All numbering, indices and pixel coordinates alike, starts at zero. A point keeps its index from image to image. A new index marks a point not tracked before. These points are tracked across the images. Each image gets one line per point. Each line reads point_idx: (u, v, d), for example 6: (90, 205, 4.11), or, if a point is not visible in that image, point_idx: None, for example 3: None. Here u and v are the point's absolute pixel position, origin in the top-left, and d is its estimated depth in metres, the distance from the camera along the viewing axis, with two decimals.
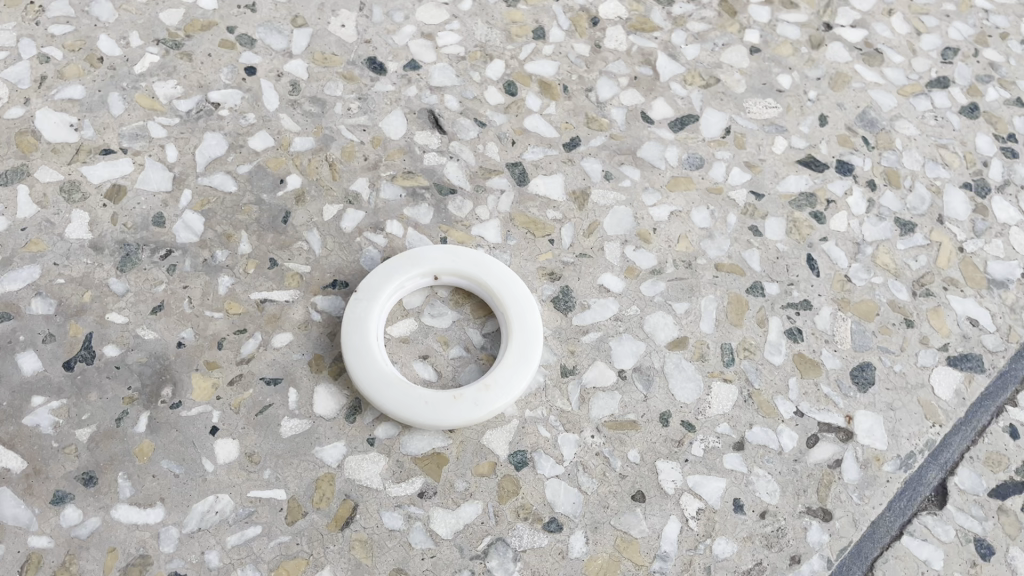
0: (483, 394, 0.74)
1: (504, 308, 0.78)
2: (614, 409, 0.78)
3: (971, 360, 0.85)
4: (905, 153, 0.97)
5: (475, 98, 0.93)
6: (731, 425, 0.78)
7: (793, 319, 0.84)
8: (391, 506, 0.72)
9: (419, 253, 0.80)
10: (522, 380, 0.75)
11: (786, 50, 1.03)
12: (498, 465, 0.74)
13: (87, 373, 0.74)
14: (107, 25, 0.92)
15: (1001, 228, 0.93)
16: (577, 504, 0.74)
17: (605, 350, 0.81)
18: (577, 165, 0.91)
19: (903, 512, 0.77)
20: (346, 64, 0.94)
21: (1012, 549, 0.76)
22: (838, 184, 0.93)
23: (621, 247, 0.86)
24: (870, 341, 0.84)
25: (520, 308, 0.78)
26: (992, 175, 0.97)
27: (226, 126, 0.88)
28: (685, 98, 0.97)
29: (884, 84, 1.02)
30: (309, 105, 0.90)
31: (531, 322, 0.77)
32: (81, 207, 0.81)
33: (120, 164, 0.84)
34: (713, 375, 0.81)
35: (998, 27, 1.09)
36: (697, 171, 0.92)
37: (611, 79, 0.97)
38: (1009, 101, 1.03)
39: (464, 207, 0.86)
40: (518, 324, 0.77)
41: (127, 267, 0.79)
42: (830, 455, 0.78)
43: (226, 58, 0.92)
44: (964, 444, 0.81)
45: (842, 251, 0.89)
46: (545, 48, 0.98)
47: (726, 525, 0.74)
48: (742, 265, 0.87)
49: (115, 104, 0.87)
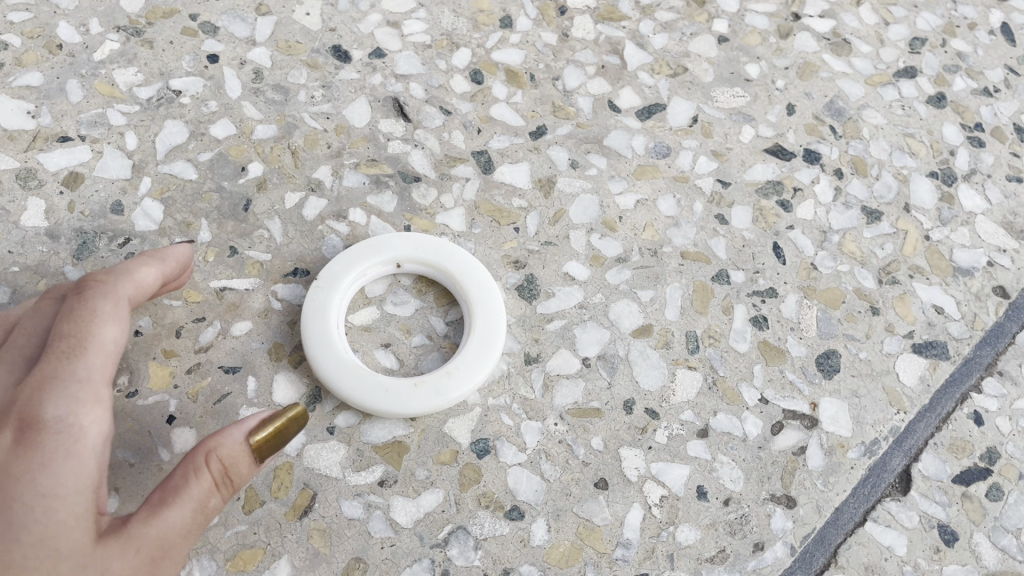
0: (444, 381, 0.73)
1: (467, 295, 0.77)
2: (578, 397, 0.78)
3: (936, 347, 0.85)
4: (872, 142, 0.97)
5: (441, 86, 0.93)
6: (695, 412, 0.78)
7: (759, 306, 0.84)
8: (350, 495, 0.71)
9: (382, 241, 0.79)
10: (484, 367, 0.74)
11: (754, 40, 1.02)
12: (460, 453, 0.73)
13: None
14: (67, 12, 0.91)
15: (967, 216, 0.93)
16: (539, 492, 0.73)
17: (569, 338, 0.80)
18: (543, 153, 0.90)
19: (867, 498, 0.76)
20: (310, 52, 0.93)
21: (975, 535, 0.76)
22: (805, 172, 0.93)
23: (587, 235, 0.86)
24: (836, 328, 0.84)
25: (483, 294, 0.77)
26: (959, 164, 0.97)
27: (187, 114, 0.86)
28: (653, 87, 0.96)
29: (852, 73, 1.02)
30: (272, 93, 0.89)
31: (494, 309, 0.76)
32: (37, 195, 0.80)
33: (77, 151, 0.83)
34: (677, 362, 0.80)
35: (967, 17, 1.09)
36: (663, 159, 0.92)
37: (579, 68, 0.97)
38: (977, 90, 1.03)
39: (428, 195, 0.86)
40: (481, 312, 0.76)
41: (83, 255, 0.78)
42: (795, 442, 0.78)
43: (188, 46, 0.91)
44: (928, 430, 0.80)
45: (809, 239, 0.89)
46: (512, 37, 0.97)
47: (690, 512, 0.74)
48: (708, 253, 0.87)
49: (74, 91, 0.86)
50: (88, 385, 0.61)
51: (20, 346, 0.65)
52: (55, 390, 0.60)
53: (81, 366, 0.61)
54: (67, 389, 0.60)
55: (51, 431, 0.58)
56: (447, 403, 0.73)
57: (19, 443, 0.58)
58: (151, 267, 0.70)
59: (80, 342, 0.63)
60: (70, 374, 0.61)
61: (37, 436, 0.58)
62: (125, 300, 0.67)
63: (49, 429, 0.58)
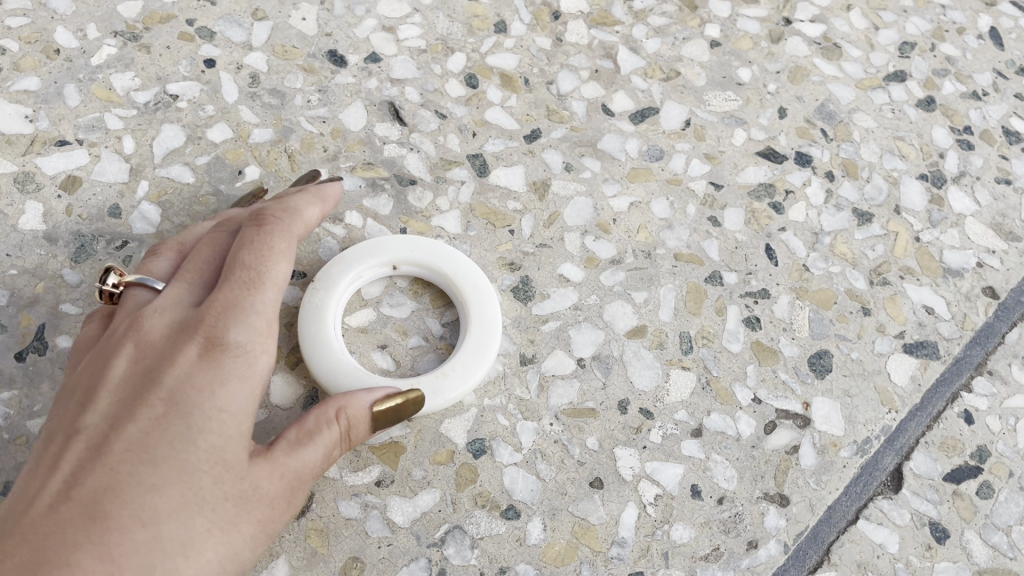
0: (441, 382, 0.73)
1: (463, 297, 0.78)
2: (573, 397, 0.78)
3: (927, 347, 0.86)
4: (863, 145, 0.98)
5: (436, 91, 0.94)
6: (689, 412, 0.79)
7: (751, 308, 0.85)
8: (347, 495, 0.71)
9: (379, 244, 0.79)
10: (480, 368, 0.74)
11: (745, 44, 1.03)
12: (456, 453, 0.74)
13: (39, 364, 0.73)
14: (64, 17, 0.91)
15: (957, 218, 0.94)
16: (535, 491, 0.74)
17: (564, 339, 0.81)
18: (537, 157, 0.91)
19: (859, 497, 0.77)
20: (306, 56, 0.94)
21: (966, 532, 0.77)
22: (797, 175, 0.94)
23: (581, 237, 0.87)
24: (827, 329, 0.85)
25: (479, 296, 0.77)
26: (949, 166, 0.98)
27: (184, 118, 0.87)
28: (645, 91, 0.97)
29: (842, 77, 1.03)
30: (268, 97, 0.90)
31: (489, 310, 0.77)
32: (35, 198, 0.81)
33: (75, 155, 0.83)
34: (671, 362, 0.81)
35: (956, 22, 1.10)
36: (656, 163, 0.92)
37: (572, 72, 0.98)
38: (965, 94, 1.04)
39: (424, 198, 0.87)
40: (475, 313, 0.77)
41: (81, 258, 0.78)
42: (787, 441, 0.79)
43: (185, 50, 0.91)
44: (919, 429, 0.81)
45: (801, 241, 0.90)
46: (506, 41, 0.98)
47: (684, 511, 0.75)
48: (701, 254, 0.87)
49: (71, 95, 0.87)
50: (268, 317, 0.65)
51: (201, 274, 0.69)
52: (238, 314, 0.64)
53: (261, 300, 0.65)
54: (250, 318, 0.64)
55: (231, 353, 0.62)
56: (441, 403, 0.73)
57: (204, 358, 0.61)
58: (315, 207, 0.75)
59: (257, 278, 0.66)
60: (250, 304, 0.64)
61: (221, 355, 0.62)
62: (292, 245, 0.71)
63: (229, 351, 0.62)
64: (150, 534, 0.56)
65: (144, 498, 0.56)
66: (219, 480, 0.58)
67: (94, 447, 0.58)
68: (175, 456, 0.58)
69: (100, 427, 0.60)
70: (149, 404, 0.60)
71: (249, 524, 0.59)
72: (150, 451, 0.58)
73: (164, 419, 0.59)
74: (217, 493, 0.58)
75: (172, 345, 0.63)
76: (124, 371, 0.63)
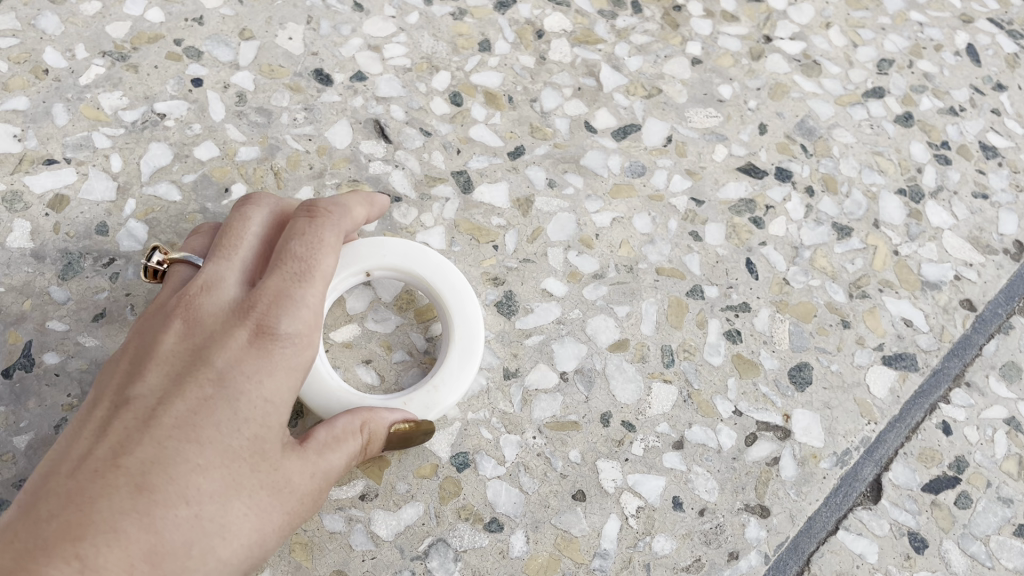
0: (432, 395, 0.73)
1: (442, 299, 0.76)
2: (556, 410, 0.79)
3: (906, 359, 0.87)
4: (842, 160, 1.00)
5: (421, 109, 0.95)
6: (671, 424, 0.80)
7: (732, 321, 0.86)
8: (332, 509, 0.72)
9: (349, 253, 0.76)
10: (468, 373, 0.75)
11: (726, 62, 1.05)
12: (440, 467, 0.75)
13: (25, 381, 0.74)
14: (53, 37, 0.93)
15: (934, 231, 0.96)
16: (518, 504, 0.75)
17: (547, 353, 0.82)
18: (521, 173, 0.92)
19: (838, 508, 0.78)
20: (293, 75, 0.95)
21: (944, 542, 0.78)
22: (777, 190, 0.96)
23: (564, 252, 0.88)
24: (807, 342, 0.86)
25: (458, 297, 0.77)
26: (926, 181, 1.00)
27: (171, 136, 0.88)
28: (628, 108, 0.99)
29: (822, 93, 1.04)
30: (255, 115, 0.91)
31: (471, 311, 0.76)
32: (23, 217, 0.82)
33: (63, 174, 0.84)
34: (653, 376, 0.82)
35: (933, 39, 1.12)
36: (638, 179, 0.94)
37: (556, 90, 0.99)
38: (943, 110, 1.06)
39: (409, 214, 0.88)
40: (457, 315, 0.76)
41: (69, 276, 0.79)
42: (768, 453, 0.80)
43: (173, 70, 0.92)
44: (898, 441, 0.82)
45: (781, 255, 0.91)
46: (490, 59, 1.00)
47: (666, 522, 0.75)
48: (682, 269, 0.89)
49: (60, 115, 0.88)
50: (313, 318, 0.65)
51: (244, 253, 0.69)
52: (289, 308, 0.64)
53: (311, 293, 0.65)
54: (297, 316, 0.63)
55: (281, 343, 0.62)
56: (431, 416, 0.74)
57: (252, 345, 0.62)
58: (362, 208, 0.74)
59: (309, 269, 0.66)
60: (301, 298, 0.64)
61: (271, 345, 0.62)
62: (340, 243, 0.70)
63: (279, 342, 0.62)
64: (192, 514, 0.56)
65: (188, 477, 0.57)
66: (257, 470, 0.59)
67: (140, 419, 0.59)
68: (219, 442, 0.58)
69: (148, 400, 0.60)
70: (198, 384, 0.60)
71: (278, 516, 0.60)
72: (196, 431, 0.58)
73: (210, 402, 0.60)
74: (254, 482, 0.59)
75: (222, 327, 0.63)
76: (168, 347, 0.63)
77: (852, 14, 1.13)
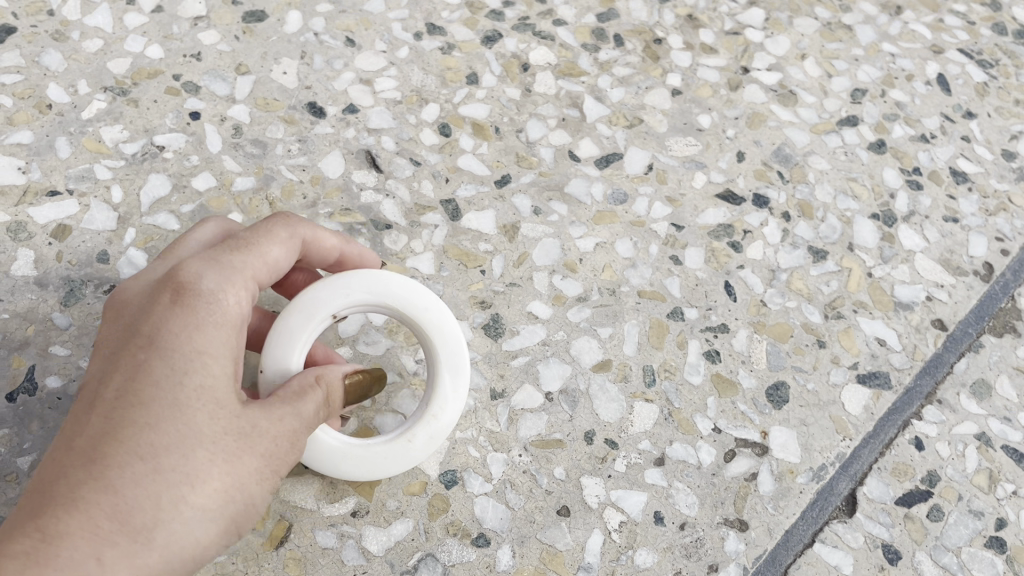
0: (433, 424, 0.74)
1: (421, 323, 0.74)
2: (541, 429, 0.82)
3: (879, 378, 0.90)
4: (817, 186, 1.03)
5: (411, 139, 0.99)
6: (652, 441, 0.83)
7: (711, 341, 0.89)
8: (324, 525, 0.75)
9: (310, 300, 0.72)
10: (461, 389, 0.74)
11: (705, 92, 1.09)
12: (429, 484, 0.78)
13: (29, 404, 0.77)
14: (56, 74, 0.96)
15: (907, 254, 0.99)
16: (504, 520, 0.77)
17: (533, 374, 0.85)
18: (507, 201, 0.96)
19: (814, 521, 0.81)
20: (287, 108, 0.98)
21: (917, 554, 0.81)
22: (754, 215, 0.99)
23: (549, 276, 0.91)
24: (784, 361, 0.89)
25: (435, 315, 0.74)
26: (899, 206, 1.03)
27: (170, 168, 0.92)
28: (610, 138, 1.03)
29: (798, 122, 1.08)
30: (251, 147, 0.95)
31: (431, 319, 0.74)
32: (27, 246, 0.85)
33: (65, 205, 0.87)
34: (635, 395, 0.85)
35: (905, 69, 1.16)
36: (621, 205, 0.97)
37: (541, 121, 1.03)
38: (914, 137, 1.10)
39: (399, 241, 0.91)
40: (422, 328, 0.75)
41: (71, 302, 0.82)
42: (746, 469, 0.82)
43: (171, 104, 0.96)
44: (872, 456, 0.85)
45: (758, 277, 0.95)
46: (477, 92, 1.04)
47: (647, 536, 0.78)
48: (663, 291, 0.92)
49: (63, 148, 0.91)
50: (246, 275, 0.68)
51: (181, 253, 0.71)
52: (216, 267, 0.66)
53: (232, 258, 0.68)
54: (234, 275, 0.66)
55: (206, 298, 0.64)
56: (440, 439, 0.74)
57: (176, 305, 0.64)
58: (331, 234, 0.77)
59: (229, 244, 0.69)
60: (229, 261, 0.67)
61: (194, 301, 0.64)
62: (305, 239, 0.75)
63: (201, 298, 0.64)
64: (150, 468, 0.59)
65: (140, 436, 0.59)
66: (215, 417, 0.61)
67: (88, 400, 0.61)
68: (164, 397, 0.60)
69: (92, 382, 0.62)
70: (131, 352, 0.62)
71: (251, 459, 0.62)
72: (137, 394, 0.60)
73: (148, 364, 0.61)
74: (215, 429, 0.61)
75: (150, 298, 0.65)
76: (107, 333, 0.65)
77: (826, 46, 1.17)
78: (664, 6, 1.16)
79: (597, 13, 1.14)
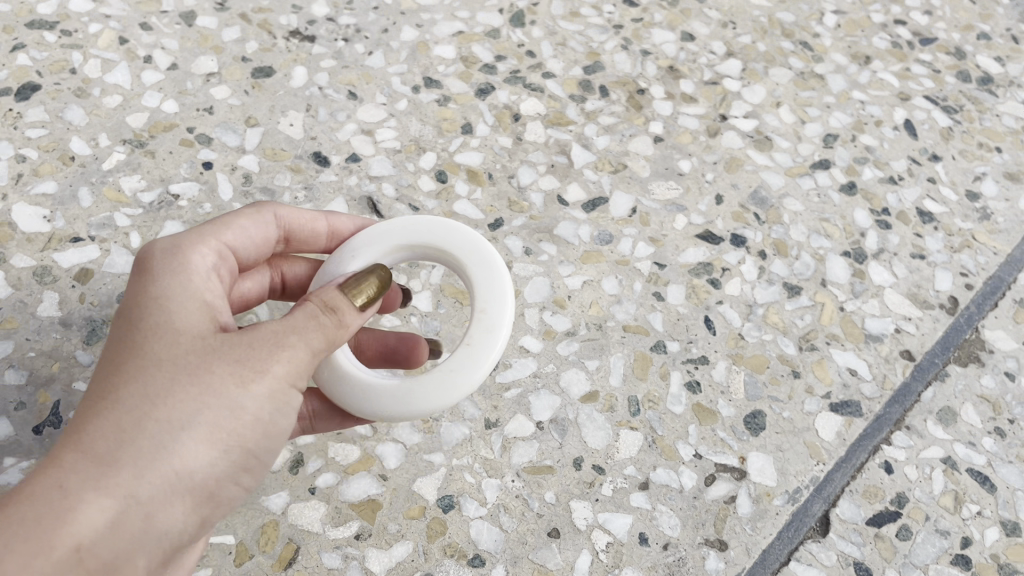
0: (484, 319, 0.79)
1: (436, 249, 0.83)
2: (533, 456, 0.87)
3: (851, 406, 0.96)
4: (792, 226, 1.10)
5: (410, 186, 1.05)
6: (637, 467, 0.88)
7: (692, 373, 0.95)
8: (330, 547, 0.80)
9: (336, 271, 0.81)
10: (495, 275, 0.81)
11: (686, 139, 1.16)
12: (427, 509, 0.83)
13: (54, 436, 0.82)
14: (79, 128, 1.03)
15: (876, 289, 1.06)
16: (498, 541, 0.82)
17: (525, 405, 0.91)
18: (500, 243, 1.02)
19: (790, 541, 0.86)
20: (294, 158, 1.05)
21: (887, 571, 0.86)
22: (732, 254, 1.06)
23: (539, 312, 0.97)
24: (761, 391, 0.95)
25: (441, 231, 0.83)
26: (869, 244, 1.10)
27: (185, 215, 0.98)
28: (596, 183, 1.10)
29: (773, 166, 1.15)
30: (260, 194, 1.01)
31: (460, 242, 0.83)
32: (52, 288, 0.91)
33: (87, 250, 0.94)
34: (620, 423, 0.91)
35: (874, 115, 1.24)
36: (606, 246, 1.04)
37: (531, 167, 1.10)
38: (883, 179, 1.16)
39: (399, 281, 0.97)
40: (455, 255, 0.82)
41: (93, 341, 0.88)
42: (725, 492, 0.88)
43: (186, 155, 1.03)
44: (844, 479, 0.90)
45: (736, 312, 1.01)
46: (472, 141, 1.11)
47: (633, 556, 0.83)
48: (647, 326, 0.98)
49: (85, 197, 0.98)
50: (211, 237, 0.76)
51: None
52: (178, 237, 0.74)
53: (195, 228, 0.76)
54: (201, 237, 0.75)
55: (164, 256, 0.71)
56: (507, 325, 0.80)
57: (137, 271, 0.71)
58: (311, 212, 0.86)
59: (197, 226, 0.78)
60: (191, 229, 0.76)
61: (152, 263, 0.71)
62: (279, 215, 0.83)
63: (158, 259, 0.71)
64: (113, 409, 0.64)
65: (105, 385, 0.65)
66: (176, 344, 0.66)
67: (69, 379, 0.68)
68: (125, 346, 0.66)
69: None
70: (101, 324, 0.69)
71: (221, 371, 0.66)
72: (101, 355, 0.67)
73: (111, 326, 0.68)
74: (176, 357, 0.66)
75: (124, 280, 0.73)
76: None
77: (800, 94, 1.24)
78: (647, 58, 1.24)
79: (584, 66, 1.21)
